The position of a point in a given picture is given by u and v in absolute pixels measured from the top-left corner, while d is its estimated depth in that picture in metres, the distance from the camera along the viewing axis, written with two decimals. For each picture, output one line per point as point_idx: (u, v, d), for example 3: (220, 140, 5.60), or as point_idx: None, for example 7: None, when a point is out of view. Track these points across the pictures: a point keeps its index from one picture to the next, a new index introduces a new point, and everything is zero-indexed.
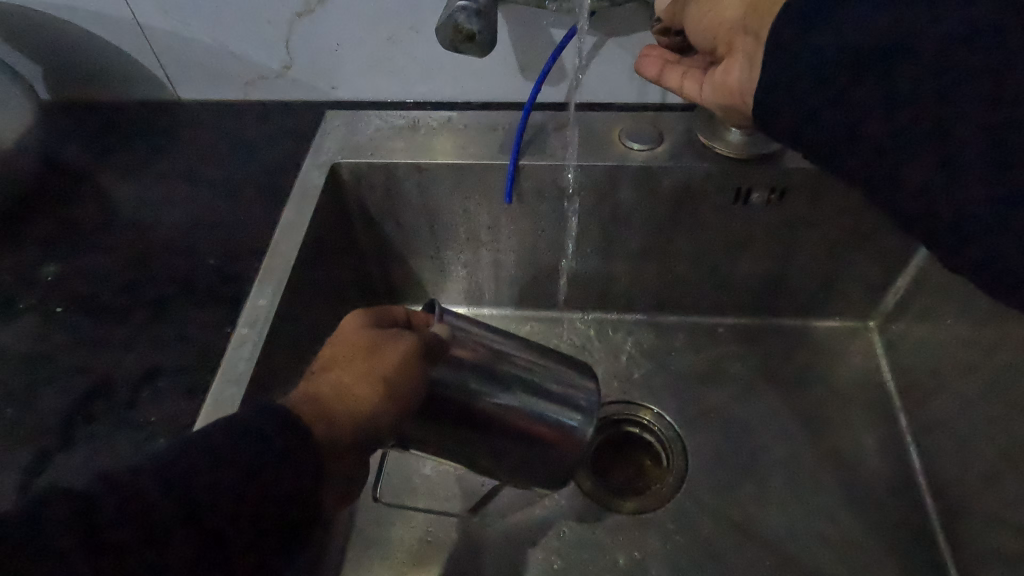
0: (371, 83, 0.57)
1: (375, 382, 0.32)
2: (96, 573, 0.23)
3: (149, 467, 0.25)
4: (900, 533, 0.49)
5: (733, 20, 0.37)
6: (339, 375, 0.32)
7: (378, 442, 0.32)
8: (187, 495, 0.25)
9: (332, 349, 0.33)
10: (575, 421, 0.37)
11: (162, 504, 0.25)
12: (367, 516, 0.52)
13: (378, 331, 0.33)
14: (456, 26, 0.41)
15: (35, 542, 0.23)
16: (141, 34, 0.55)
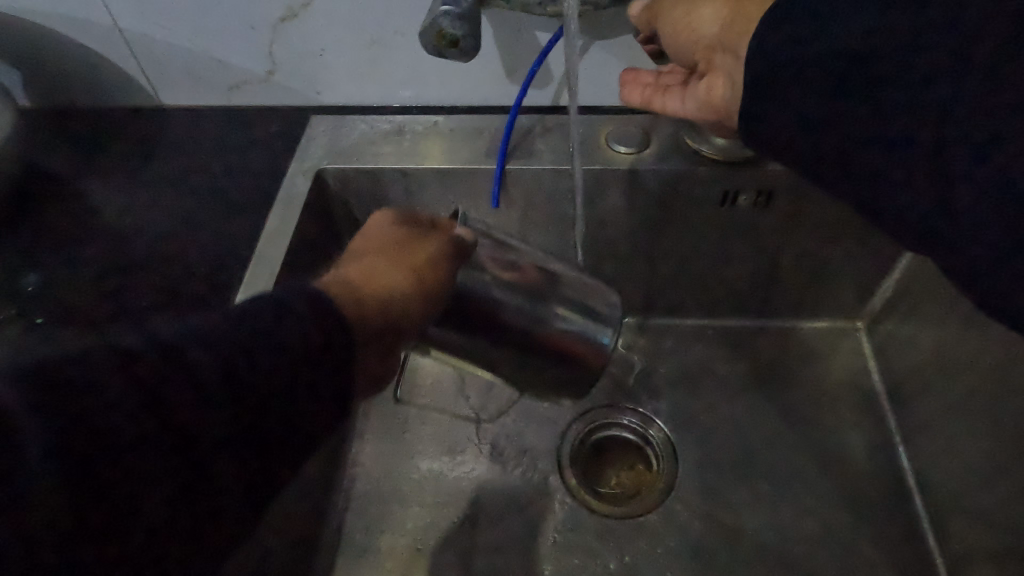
0: (357, 88, 0.56)
1: (406, 269, 0.33)
2: (138, 432, 0.21)
3: (193, 335, 0.24)
4: (889, 533, 0.49)
5: (710, 36, 0.37)
6: (372, 262, 0.33)
7: (406, 332, 0.32)
8: (230, 367, 0.24)
9: (365, 243, 0.35)
10: (605, 337, 0.38)
11: (206, 373, 0.23)
12: (356, 524, 0.52)
13: (408, 229, 0.35)
14: (440, 31, 0.41)
15: (74, 393, 0.21)
16: (122, 40, 0.54)
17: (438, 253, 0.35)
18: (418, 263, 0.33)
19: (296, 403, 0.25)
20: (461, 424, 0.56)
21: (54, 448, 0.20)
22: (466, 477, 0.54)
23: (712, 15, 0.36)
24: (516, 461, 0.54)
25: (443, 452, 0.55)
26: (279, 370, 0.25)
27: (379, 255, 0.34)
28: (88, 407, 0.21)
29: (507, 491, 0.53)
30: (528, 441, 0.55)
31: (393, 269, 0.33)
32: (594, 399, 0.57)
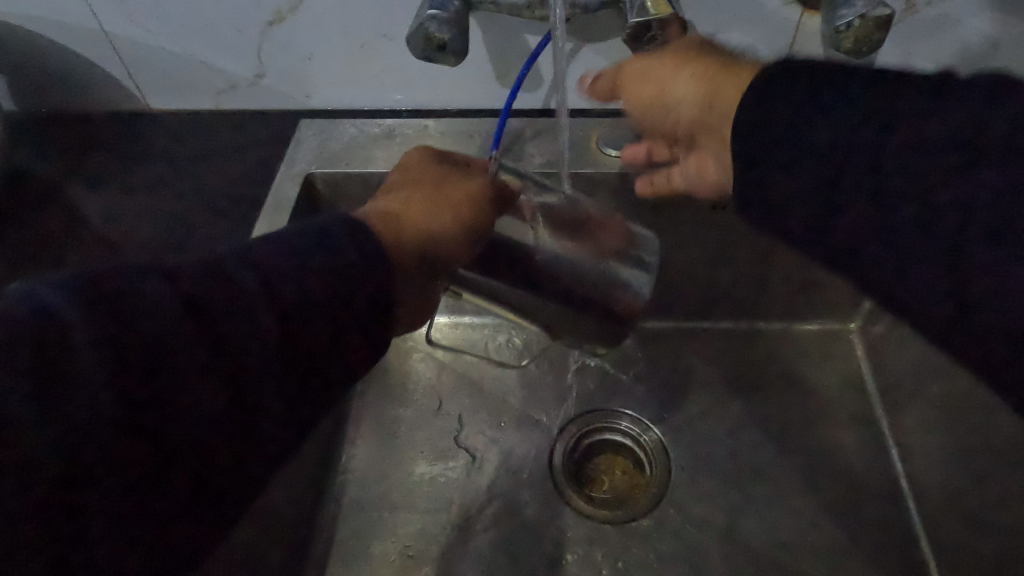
0: (346, 91, 0.56)
1: (442, 205, 0.38)
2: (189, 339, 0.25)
3: (240, 259, 0.28)
4: (883, 536, 0.49)
5: (686, 112, 0.38)
6: (414, 195, 0.39)
7: (438, 260, 0.37)
8: (274, 289, 0.28)
9: (411, 177, 0.41)
10: (641, 282, 0.42)
11: (251, 292, 0.27)
12: (347, 531, 0.52)
13: (448, 169, 0.41)
14: (428, 35, 0.41)
15: (132, 307, 0.25)
16: (109, 43, 0.54)
17: (473, 189, 0.39)
18: (453, 197, 0.39)
19: (328, 328, 0.29)
20: (452, 429, 0.56)
21: (105, 345, 0.24)
22: (459, 482, 0.53)
23: (685, 89, 0.38)
24: (508, 466, 0.54)
25: (434, 457, 0.55)
26: (315, 297, 0.28)
27: (416, 188, 0.40)
28: (136, 315, 0.25)
29: (500, 496, 0.53)
30: (520, 446, 0.55)
31: (428, 202, 0.38)
32: (587, 403, 0.57)
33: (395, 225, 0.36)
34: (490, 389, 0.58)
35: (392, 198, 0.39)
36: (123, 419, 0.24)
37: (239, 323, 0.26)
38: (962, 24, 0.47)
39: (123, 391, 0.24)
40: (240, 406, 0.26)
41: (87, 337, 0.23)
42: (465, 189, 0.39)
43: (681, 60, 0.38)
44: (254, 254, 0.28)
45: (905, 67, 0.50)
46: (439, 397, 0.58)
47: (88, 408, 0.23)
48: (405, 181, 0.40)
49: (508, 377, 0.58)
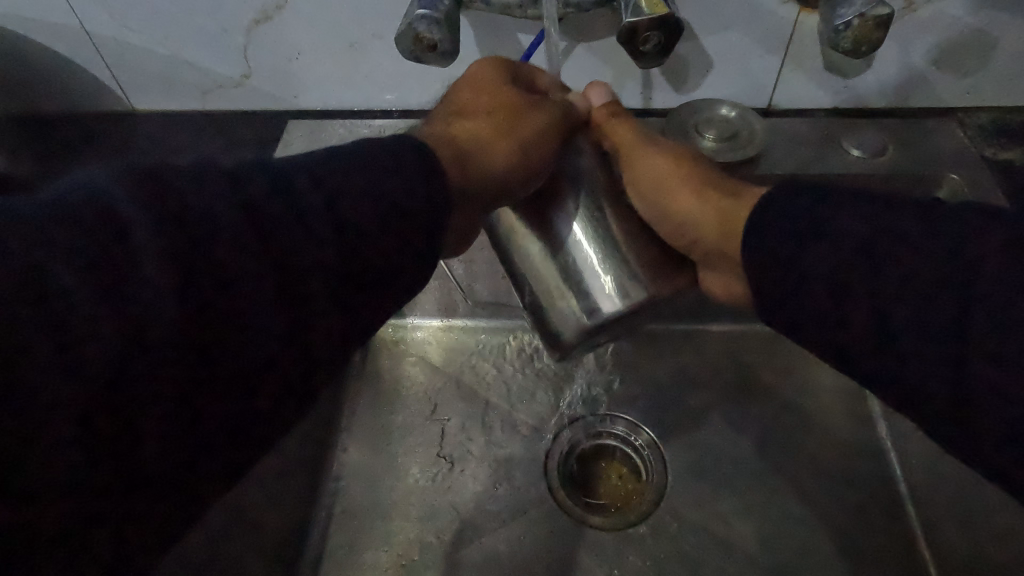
0: (334, 91, 0.55)
1: (512, 140, 0.38)
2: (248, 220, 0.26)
3: (304, 164, 0.29)
4: (882, 541, 0.49)
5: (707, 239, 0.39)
6: (477, 123, 0.39)
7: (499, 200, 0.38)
8: (336, 193, 0.28)
9: (478, 97, 0.40)
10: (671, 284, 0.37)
11: (310, 194, 0.28)
12: (341, 539, 0.51)
13: (520, 95, 0.40)
14: (417, 35, 0.40)
15: (190, 189, 0.25)
16: (90, 43, 0.52)
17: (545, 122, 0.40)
18: (525, 132, 0.39)
19: (392, 238, 0.30)
20: (446, 435, 0.55)
21: (177, 270, 0.23)
22: (452, 489, 0.53)
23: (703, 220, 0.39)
24: (502, 473, 0.53)
25: (428, 463, 0.54)
26: (380, 208, 0.29)
27: (497, 107, 0.40)
28: (204, 246, 0.24)
29: (493, 504, 0.52)
30: (515, 452, 0.54)
31: (513, 128, 0.39)
32: (582, 408, 0.56)
33: (468, 152, 0.37)
34: (485, 393, 0.57)
35: (474, 117, 0.39)
36: (182, 285, 0.23)
37: (299, 269, 0.27)
38: (961, 23, 0.46)
39: (187, 323, 0.23)
40: (295, 329, 0.27)
41: (159, 252, 0.23)
42: (542, 122, 0.39)
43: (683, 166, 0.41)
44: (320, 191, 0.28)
45: (903, 65, 0.49)
46: (432, 401, 0.57)
47: (149, 305, 0.23)
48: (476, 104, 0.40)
49: (503, 382, 0.57)
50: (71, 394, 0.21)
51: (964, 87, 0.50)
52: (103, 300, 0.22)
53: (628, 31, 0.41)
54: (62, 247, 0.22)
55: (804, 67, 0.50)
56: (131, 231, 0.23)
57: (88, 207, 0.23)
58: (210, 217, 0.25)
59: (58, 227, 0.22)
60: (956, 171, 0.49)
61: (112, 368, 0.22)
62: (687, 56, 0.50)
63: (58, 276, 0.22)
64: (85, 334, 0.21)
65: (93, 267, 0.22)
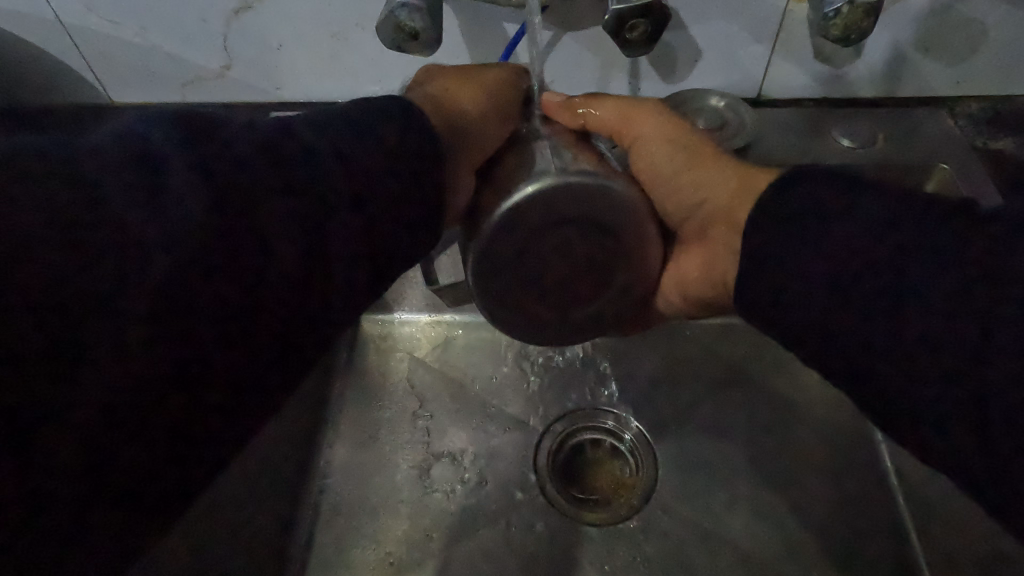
0: (317, 83, 0.54)
1: (475, 92, 0.40)
2: (279, 178, 0.28)
3: (327, 138, 0.31)
4: (871, 533, 0.49)
5: (716, 204, 0.40)
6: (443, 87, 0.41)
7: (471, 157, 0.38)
8: (352, 179, 0.30)
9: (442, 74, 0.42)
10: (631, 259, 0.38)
11: (332, 174, 0.30)
12: (328, 537, 0.50)
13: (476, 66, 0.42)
14: (398, 23, 0.39)
15: (226, 140, 0.28)
16: (65, 34, 0.51)
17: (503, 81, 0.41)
18: (485, 88, 0.40)
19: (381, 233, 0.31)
20: (435, 430, 0.54)
21: (212, 206, 0.26)
22: (440, 485, 0.52)
23: (713, 188, 0.40)
24: (493, 470, 0.53)
25: (416, 459, 0.53)
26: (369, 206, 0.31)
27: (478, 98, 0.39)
28: (225, 215, 0.26)
29: (482, 501, 0.51)
30: (503, 447, 0.54)
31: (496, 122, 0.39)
32: (570, 402, 0.56)
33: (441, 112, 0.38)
34: (475, 389, 0.56)
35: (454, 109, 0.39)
36: (216, 220, 0.26)
37: (297, 261, 0.28)
38: (953, 10, 0.46)
39: (202, 255, 0.26)
40: (313, 283, 0.29)
41: (198, 189, 0.26)
42: (495, 78, 0.41)
43: (675, 144, 0.41)
44: (329, 179, 0.29)
45: (894, 54, 0.49)
46: (420, 397, 0.56)
47: (186, 231, 0.25)
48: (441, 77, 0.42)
49: (494, 378, 0.57)
50: (87, 327, 0.24)
51: (955, 76, 0.50)
52: (137, 219, 0.25)
53: (615, 19, 0.40)
54: (107, 171, 0.25)
55: (793, 57, 0.49)
56: (166, 161, 0.26)
57: (138, 155, 0.26)
58: (245, 168, 0.28)
59: (104, 169, 0.25)
60: (947, 161, 0.49)
61: (120, 311, 0.24)
62: (675, 46, 0.49)
63: (109, 189, 0.25)
64: (104, 276, 0.24)
65: (122, 214, 0.25)
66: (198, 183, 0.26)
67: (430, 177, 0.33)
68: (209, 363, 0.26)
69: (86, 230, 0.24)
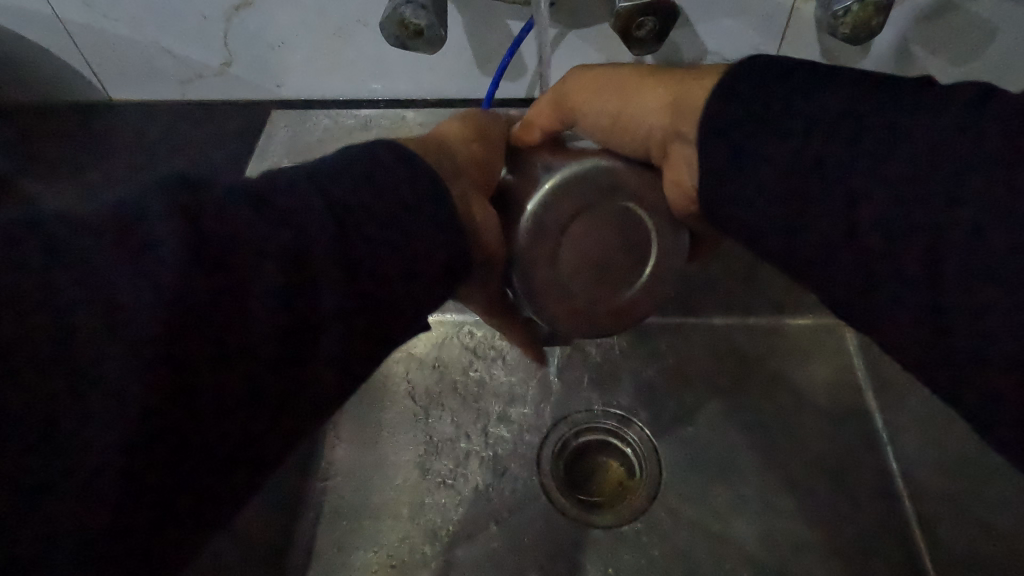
0: (319, 81, 0.53)
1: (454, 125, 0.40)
2: (267, 224, 0.25)
3: (312, 181, 0.28)
4: (877, 534, 0.49)
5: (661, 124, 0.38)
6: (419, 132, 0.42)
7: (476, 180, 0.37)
8: (339, 207, 0.27)
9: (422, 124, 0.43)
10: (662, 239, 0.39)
11: (321, 213, 0.27)
12: (328, 539, 0.50)
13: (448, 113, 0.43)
14: (402, 20, 0.39)
15: (210, 193, 0.25)
16: (63, 30, 0.50)
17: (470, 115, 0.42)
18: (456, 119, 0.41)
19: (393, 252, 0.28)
20: (438, 437, 0.54)
21: (196, 258, 0.22)
22: (444, 489, 0.52)
23: (653, 107, 0.38)
24: (497, 472, 0.52)
25: (417, 464, 0.53)
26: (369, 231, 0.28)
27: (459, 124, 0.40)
28: (225, 267, 0.23)
29: (486, 502, 0.51)
30: (506, 448, 0.53)
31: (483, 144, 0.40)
32: (571, 402, 0.56)
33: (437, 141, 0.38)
34: (478, 391, 0.56)
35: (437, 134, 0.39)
36: (201, 274, 0.22)
37: (291, 305, 0.25)
38: (961, 10, 0.45)
39: (186, 314, 0.22)
40: (307, 338, 0.25)
41: (179, 240, 0.22)
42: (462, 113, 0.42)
43: (599, 89, 0.40)
44: (323, 199, 0.27)
45: (901, 54, 0.48)
46: (422, 403, 0.55)
47: (165, 288, 0.21)
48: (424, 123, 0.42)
49: (497, 383, 0.56)
50: (79, 419, 0.20)
51: (962, 75, 0.50)
52: (115, 279, 0.21)
53: (623, 16, 0.39)
54: (79, 234, 0.22)
55: (800, 55, 0.49)
56: (144, 217, 0.23)
57: (119, 221, 0.23)
58: (230, 217, 0.24)
59: (83, 238, 0.22)
60: None
61: (97, 390, 0.20)
62: (682, 45, 0.48)
63: (81, 252, 0.21)
64: (94, 359, 0.20)
65: (109, 284, 0.21)
66: (189, 236, 0.23)
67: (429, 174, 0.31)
68: (219, 434, 0.23)
69: (71, 308, 0.21)
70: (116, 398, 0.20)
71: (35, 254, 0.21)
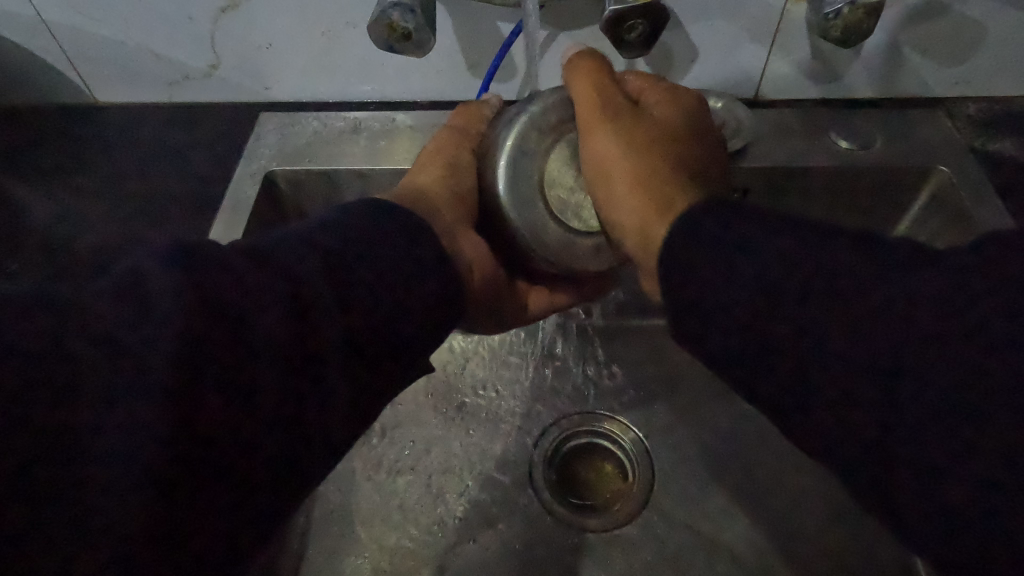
0: (308, 82, 0.53)
1: (444, 194, 0.41)
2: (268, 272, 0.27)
3: (306, 238, 0.30)
4: (870, 538, 0.48)
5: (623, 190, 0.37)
6: (418, 177, 0.42)
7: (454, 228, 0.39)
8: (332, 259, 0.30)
9: (431, 149, 0.44)
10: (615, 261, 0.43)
11: (312, 266, 0.29)
12: (321, 544, 0.50)
13: (445, 157, 0.43)
14: (391, 23, 0.38)
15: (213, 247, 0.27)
16: (47, 32, 0.50)
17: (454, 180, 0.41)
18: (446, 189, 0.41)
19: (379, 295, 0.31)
20: (432, 443, 0.53)
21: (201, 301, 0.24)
22: (439, 493, 0.51)
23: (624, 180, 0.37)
24: (491, 476, 0.52)
25: (402, 470, 0.52)
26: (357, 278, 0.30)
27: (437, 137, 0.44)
28: (227, 309, 0.25)
29: (478, 506, 0.51)
30: (497, 452, 0.53)
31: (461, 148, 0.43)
32: (563, 405, 0.55)
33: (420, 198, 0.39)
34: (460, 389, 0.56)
35: (421, 156, 0.44)
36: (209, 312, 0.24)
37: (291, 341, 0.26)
38: (951, 10, 0.45)
39: (196, 348, 0.23)
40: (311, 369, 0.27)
41: (184, 286, 0.24)
42: (457, 181, 0.41)
43: (609, 169, 0.37)
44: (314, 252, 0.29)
45: (891, 55, 0.48)
46: (417, 411, 0.55)
47: (177, 329, 0.23)
48: (433, 160, 0.43)
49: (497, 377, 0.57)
50: (96, 447, 0.21)
51: (952, 77, 0.50)
52: (128, 324, 0.23)
53: (612, 21, 0.39)
54: (91, 293, 0.24)
55: (791, 57, 0.49)
56: (149, 271, 0.24)
57: (118, 281, 0.24)
58: (232, 265, 0.26)
59: (81, 301, 0.23)
60: (945, 162, 0.48)
61: (120, 425, 0.22)
62: (672, 46, 0.48)
63: (97, 308, 0.23)
64: (113, 391, 0.22)
65: (113, 335, 0.22)
66: (186, 286, 0.24)
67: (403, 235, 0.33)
68: (240, 466, 0.24)
69: (89, 353, 0.22)
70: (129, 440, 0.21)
71: (54, 310, 0.23)
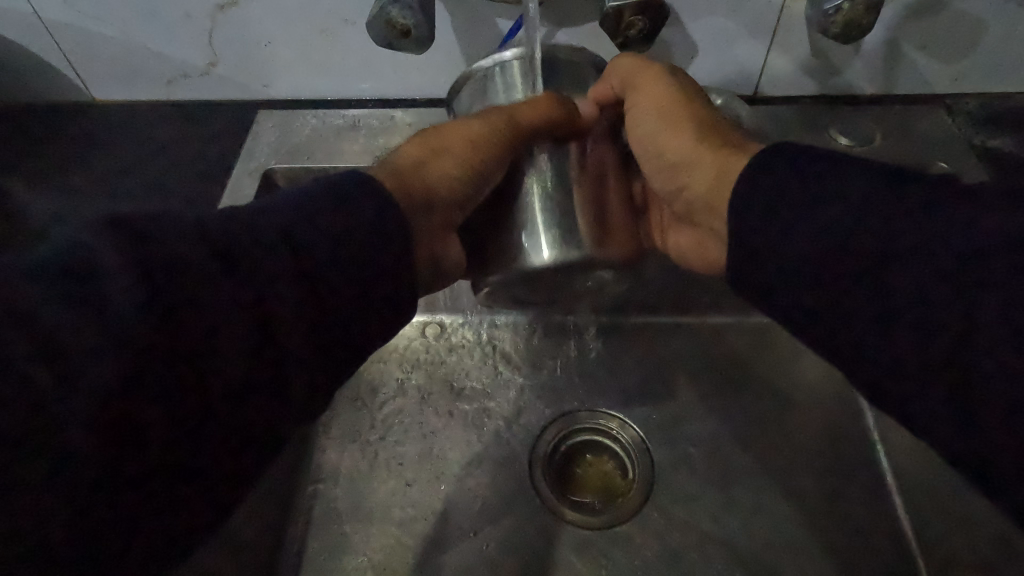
0: (306, 80, 0.53)
1: (441, 187, 0.37)
2: (219, 251, 0.28)
3: (267, 216, 0.30)
4: (869, 535, 0.48)
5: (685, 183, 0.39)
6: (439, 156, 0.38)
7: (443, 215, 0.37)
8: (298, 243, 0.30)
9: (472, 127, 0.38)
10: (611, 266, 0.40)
11: (271, 245, 0.29)
12: (320, 543, 0.49)
13: (479, 143, 0.37)
14: (389, 19, 0.38)
15: (159, 220, 0.27)
16: (44, 30, 0.49)
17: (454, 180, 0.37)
18: (442, 181, 0.37)
19: (355, 273, 0.31)
20: (426, 439, 0.53)
21: (149, 284, 0.25)
22: (439, 492, 0.51)
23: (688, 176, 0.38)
24: (490, 473, 0.52)
25: (399, 468, 0.52)
26: (325, 256, 0.30)
27: (481, 120, 0.39)
28: (174, 291, 0.26)
29: (477, 506, 0.50)
30: (496, 450, 0.53)
31: (488, 142, 0.37)
32: (564, 403, 0.55)
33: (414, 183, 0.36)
34: (460, 385, 0.56)
35: (450, 128, 0.40)
36: (156, 296, 0.25)
37: (250, 326, 0.27)
38: (949, 7, 0.45)
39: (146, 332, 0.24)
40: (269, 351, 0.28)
41: (129, 270, 0.25)
42: (461, 178, 0.37)
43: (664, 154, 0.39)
44: (278, 229, 0.30)
45: (891, 51, 0.48)
46: (411, 408, 0.55)
47: (125, 312, 0.24)
48: (459, 141, 0.38)
49: (473, 352, 0.57)
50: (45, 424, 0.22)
51: (952, 74, 0.49)
52: (71, 305, 0.24)
53: (612, 15, 0.39)
54: (36, 268, 0.24)
55: (790, 53, 0.49)
56: (94, 248, 0.25)
57: (65, 257, 0.25)
58: (180, 243, 0.27)
59: (39, 295, 0.24)
60: (945, 158, 0.47)
61: (72, 403, 0.23)
62: (672, 43, 0.48)
63: (43, 287, 0.24)
64: (61, 371, 0.23)
65: (62, 324, 0.23)
66: (131, 267, 0.25)
67: (394, 211, 0.33)
68: (193, 442, 0.26)
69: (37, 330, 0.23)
70: (77, 447, 0.23)
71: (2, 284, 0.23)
